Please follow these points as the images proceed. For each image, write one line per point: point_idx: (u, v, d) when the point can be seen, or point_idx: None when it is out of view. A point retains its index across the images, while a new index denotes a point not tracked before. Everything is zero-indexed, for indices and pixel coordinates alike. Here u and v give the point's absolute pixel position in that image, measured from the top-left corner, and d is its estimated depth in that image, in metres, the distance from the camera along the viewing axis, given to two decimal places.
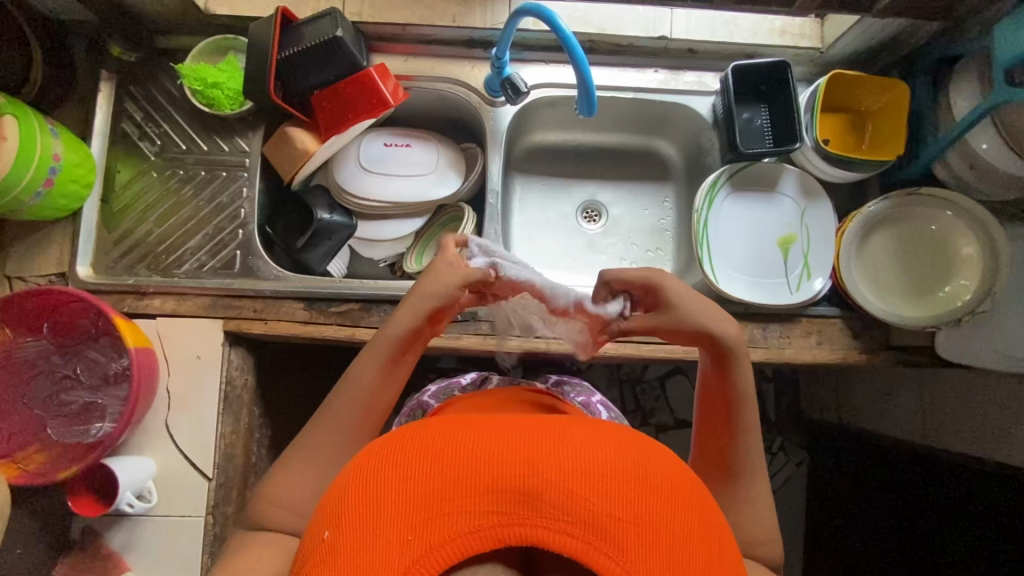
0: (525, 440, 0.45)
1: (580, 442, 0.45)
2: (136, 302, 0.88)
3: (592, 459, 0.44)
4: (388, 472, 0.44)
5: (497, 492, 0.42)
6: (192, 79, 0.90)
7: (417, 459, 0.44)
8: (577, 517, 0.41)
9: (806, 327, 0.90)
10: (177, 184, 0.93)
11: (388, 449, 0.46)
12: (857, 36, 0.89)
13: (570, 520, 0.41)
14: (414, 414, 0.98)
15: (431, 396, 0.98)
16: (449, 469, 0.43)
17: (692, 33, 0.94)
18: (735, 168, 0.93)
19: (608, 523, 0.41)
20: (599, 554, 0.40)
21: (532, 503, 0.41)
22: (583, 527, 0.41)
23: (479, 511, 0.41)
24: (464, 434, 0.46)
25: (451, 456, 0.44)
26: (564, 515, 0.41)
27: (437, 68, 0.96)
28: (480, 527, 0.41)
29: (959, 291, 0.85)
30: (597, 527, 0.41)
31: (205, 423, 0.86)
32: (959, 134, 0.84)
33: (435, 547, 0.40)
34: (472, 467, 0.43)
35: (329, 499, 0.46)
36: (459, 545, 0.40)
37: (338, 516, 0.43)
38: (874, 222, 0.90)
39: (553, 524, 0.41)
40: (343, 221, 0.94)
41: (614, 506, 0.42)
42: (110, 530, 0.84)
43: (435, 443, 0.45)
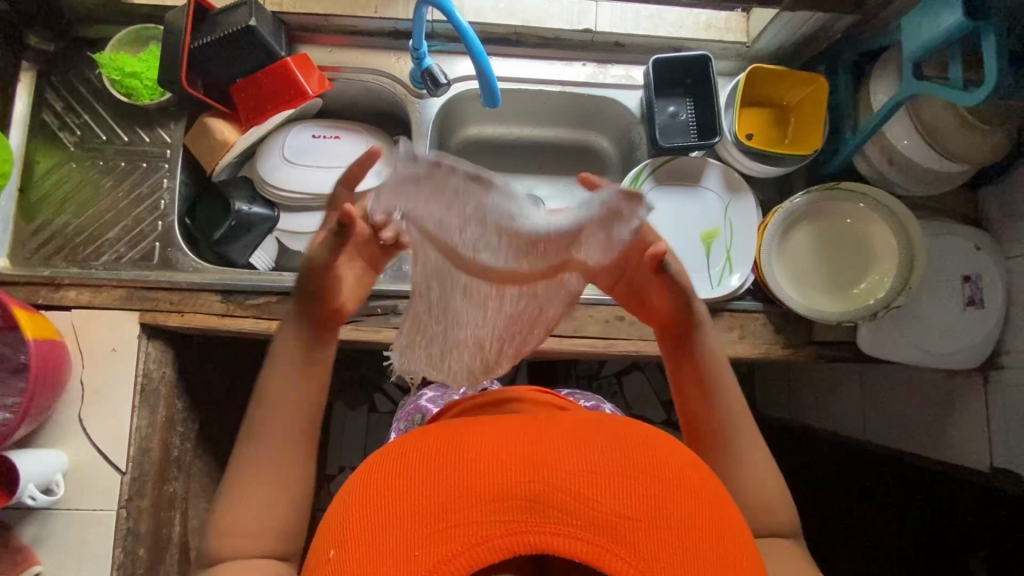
0: (529, 444, 0.43)
1: (584, 444, 0.44)
2: (50, 293, 0.87)
3: (598, 460, 0.43)
4: (388, 488, 0.43)
5: (504, 501, 0.40)
6: (111, 69, 0.89)
7: (417, 472, 0.43)
8: (587, 521, 0.40)
9: (728, 321, 0.90)
10: (98, 175, 0.92)
11: (388, 463, 0.45)
12: (778, 30, 0.89)
13: (580, 524, 0.40)
14: (413, 418, 0.97)
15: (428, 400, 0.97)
16: (452, 479, 0.42)
17: (617, 26, 0.94)
18: (658, 163, 0.93)
19: (618, 524, 0.40)
20: (612, 557, 0.39)
21: (540, 509, 0.40)
22: (594, 530, 0.39)
23: (486, 521, 0.40)
24: (466, 441, 0.44)
25: (453, 466, 0.42)
26: (573, 519, 0.40)
27: (362, 59, 0.95)
28: (488, 538, 0.40)
29: (876, 286, 0.86)
30: (607, 529, 0.39)
31: (119, 415, 0.85)
32: (875, 129, 0.83)
33: (444, 561, 0.39)
34: (473, 477, 0.42)
35: (332, 516, 0.45)
36: (468, 557, 0.39)
37: (343, 533, 0.42)
38: (796, 217, 0.89)
39: (563, 529, 0.40)
40: (263, 213, 0.94)
41: (623, 506, 0.40)
42: (19, 524, 0.82)
43: (436, 454, 0.44)
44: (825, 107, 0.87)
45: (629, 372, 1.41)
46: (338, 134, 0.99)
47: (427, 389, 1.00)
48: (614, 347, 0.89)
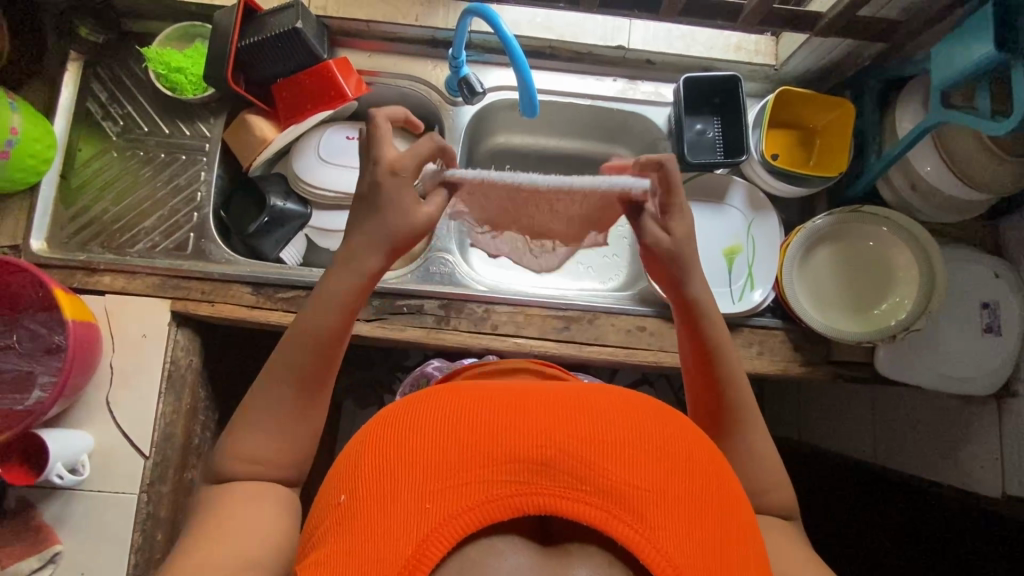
0: (542, 411, 0.44)
1: (596, 415, 0.45)
2: (86, 278, 0.89)
3: (610, 432, 0.44)
4: (402, 440, 0.44)
5: (516, 463, 0.41)
6: (157, 63, 0.91)
7: (430, 427, 0.44)
8: (596, 486, 0.41)
9: (748, 337, 0.91)
10: (137, 165, 0.95)
11: (402, 418, 0.46)
12: (807, 55, 0.91)
13: (589, 489, 0.41)
14: (419, 382, 0.98)
15: (436, 368, 1.00)
16: (466, 439, 0.43)
17: (650, 44, 0.96)
18: (684, 178, 0.95)
19: (627, 491, 0.41)
20: (619, 524, 0.40)
21: (550, 473, 0.41)
22: (602, 496, 0.40)
23: (499, 481, 0.41)
24: (479, 403, 0.45)
25: (468, 426, 0.43)
26: (582, 484, 0.41)
27: (401, 65, 0.98)
28: (498, 497, 0.40)
29: (897, 307, 0.87)
30: (615, 496, 0.40)
31: (147, 400, 0.87)
32: (900, 155, 0.84)
33: (455, 516, 0.39)
34: (487, 439, 0.42)
35: (343, 465, 0.47)
36: (478, 513, 0.40)
37: (356, 479, 0.43)
38: (817, 237, 0.91)
39: (574, 494, 0.41)
40: (297, 210, 0.96)
41: (632, 475, 0.41)
42: (42, 503, 0.84)
43: (449, 412, 0.45)
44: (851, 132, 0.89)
45: (640, 386, 1.40)
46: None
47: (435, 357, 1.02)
48: (634, 356, 0.91)
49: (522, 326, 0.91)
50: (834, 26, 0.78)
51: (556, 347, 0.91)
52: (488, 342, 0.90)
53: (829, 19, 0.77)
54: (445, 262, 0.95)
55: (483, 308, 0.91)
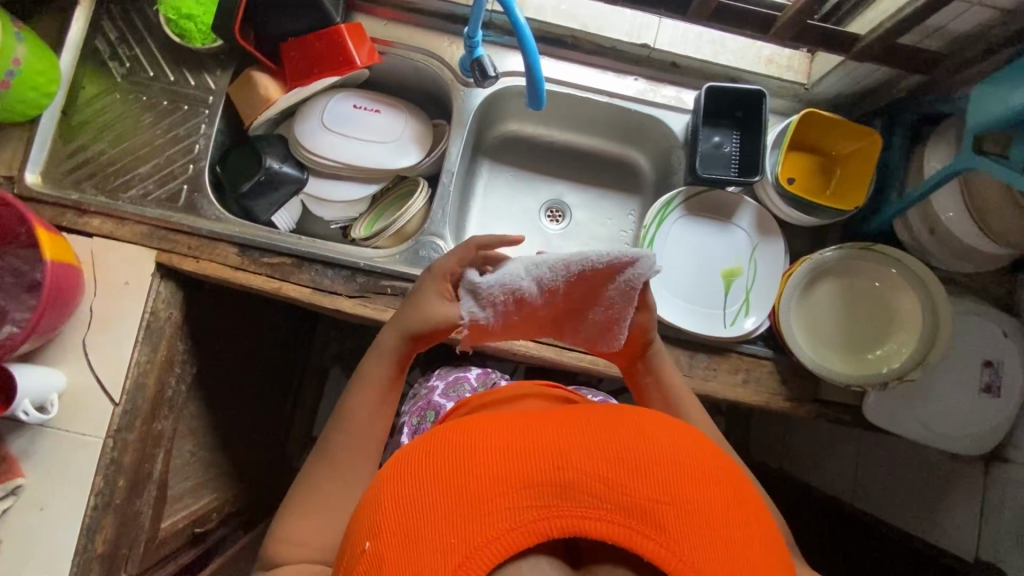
0: (555, 431, 0.43)
1: (607, 432, 0.43)
2: (75, 218, 0.89)
3: (624, 445, 0.42)
4: (420, 478, 0.41)
5: (533, 487, 0.39)
6: (169, 9, 0.90)
7: (445, 458, 0.42)
8: (617, 504, 0.39)
9: (735, 363, 0.89)
10: (139, 110, 0.93)
11: (417, 456, 0.43)
12: (839, 77, 0.86)
13: (611, 508, 0.39)
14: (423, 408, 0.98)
15: (440, 392, 0.99)
16: (481, 465, 0.40)
17: (676, 46, 0.92)
18: (692, 191, 0.91)
19: (650, 508, 0.38)
20: (647, 542, 0.37)
21: (570, 495, 0.39)
22: (625, 513, 0.38)
23: (519, 507, 0.39)
24: (491, 427, 0.43)
25: (482, 452, 0.41)
26: (604, 503, 0.39)
27: (415, 37, 0.94)
28: (521, 523, 0.38)
29: (893, 354, 0.84)
30: (638, 512, 0.38)
31: (123, 347, 0.87)
32: (924, 194, 0.80)
33: (481, 546, 0.37)
34: (502, 462, 0.40)
35: (364, 506, 0.44)
36: (504, 542, 0.38)
37: (378, 522, 0.41)
38: (822, 270, 0.87)
39: (597, 514, 0.39)
40: (293, 174, 0.95)
41: (652, 489, 0.39)
42: (8, 435, 0.84)
43: (462, 441, 0.43)
44: (874, 164, 0.84)
45: (626, 393, 1.39)
46: (380, 108, 0.99)
47: (438, 380, 1.02)
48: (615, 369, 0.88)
49: None
50: (869, 51, 0.73)
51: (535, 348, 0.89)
52: None
53: (865, 43, 0.72)
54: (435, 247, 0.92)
55: None
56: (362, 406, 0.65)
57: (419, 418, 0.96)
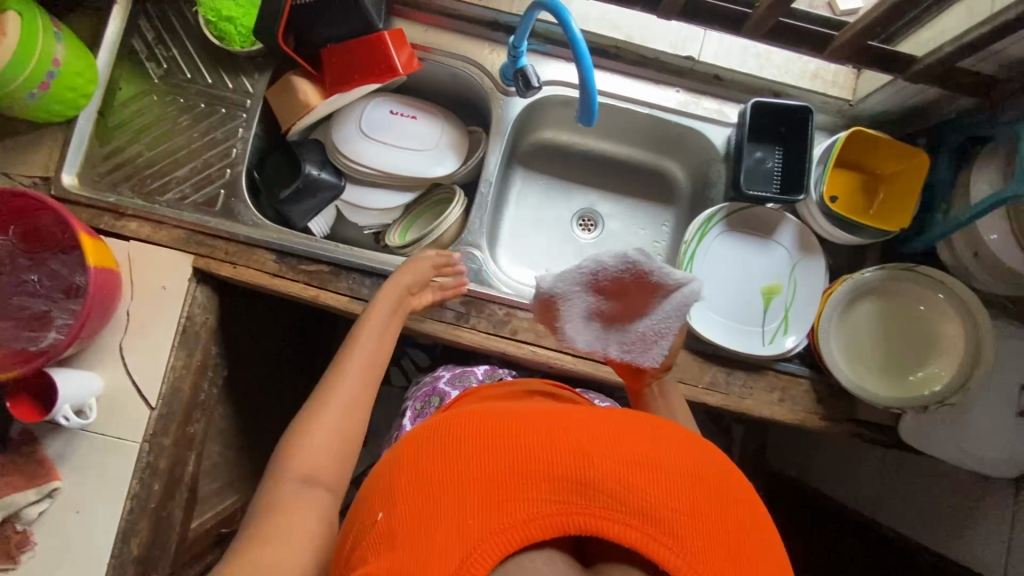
0: (576, 429, 0.43)
1: (630, 437, 0.43)
2: (113, 221, 0.88)
3: (645, 450, 0.42)
4: (438, 458, 0.41)
5: (553, 480, 0.39)
6: (208, 10, 0.88)
7: (466, 441, 0.42)
8: (636, 508, 0.38)
9: (771, 381, 0.89)
10: (176, 112, 0.92)
11: (437, 435, 0.44)
12: (887, 95, 0.86)
13: (631, 512, 0.38)
14: (429, 398, 0.96)
15: (447, 382, 0.97)
16: (503, 452, 0.40)
17: (721, 59, 0.91)
18: (734, 207, 0.90)
19: (667, 515, 0.38)
20: (664, 548, 0.37)
21: (590, 493, 0.39)
22: (643, 518, 0.38)
23: (537, 499, 0.38)
24: (512, 419, 0.44)
25: (504, 440, 0.41)
26: (623, 506, 0.38)
27: (455, 44, 0.93)
28: (538, 515, 0.38)
29: (934, 377, 0.83)
30: (656, 518, 0.38)
31: (160, 352, 0.87)
32: (970, 220, 0.78)
33: (496, 533, 0.37)
34: (524, 452, 0.40)
35: (378, 481, 0.44)
36: (519, 533, 0.37)
37: (392, 495, 0.41)
38: (863, 290, 0.87)
39: (616, 516, 0.38)
40: (331, 180, 0.94)
41: (673, 497, 0.39)
42: (46, 438, 0.84)
43: (484, 428, 0.43)
44: (921, 186, 0.82)
45: None
46: (418, 114, 0.98)
47: (447, 371, 1.01)
48: None
49: (542, 335, 0.89)
50: (927, 74, 0.72)
51: (573, 361, 0.88)
52: (505, 346, 0.88)
53: (923, 66, 0.71)
54: (472, 257, 0.92)
55: (505, 311, 0.89)
56: (366, 354, 0.71)
57: (423, 409, 0.94)
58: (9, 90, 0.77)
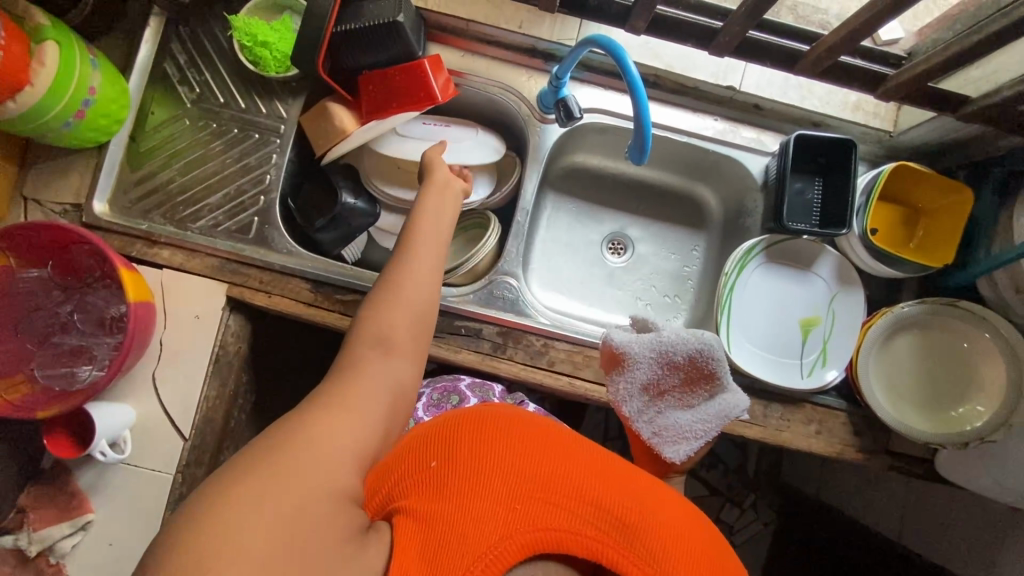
0: (613, 477, 0.56)
1: (652, 502, 0.55)
2: (145, 249, 0.87)
3: (661, 516, 0.54)
4: (504, 450, 0.54)
5: (589, 510, 0.51)
6: (243, 34, 0.86)
7: (528, 452, 0.55)
8: (644, 554, 0.50)
9: (809, 414, 0.88)
10: (208, 137, 0.91)
11: (504, 432, 0.56)
12: (929, 128, 0.86)
13: (633, 548, 0.50)
14: (445, 395, 0.92)
15: (466, 385, 0.93)
16: (556, 475, 0.53)
17: (762, 89, 0.91)
18: (774, 239, 0.90)
19: (657, 559, 0.50)
20: None
21: (615, 529, 0.50)
22: (647, 563, 0.49)
23: (574, 519, 0.50)
24: (566, 452, 0.56)
25: (559, 467, 0.54)
26: (635, 551, 0.50)
27: (493, 70, 0.92)
28: (571, 532, 0.49)
29: (973, 414, 0.83)
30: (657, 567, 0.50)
31: (193, 383, 0.85)
32: (1015, 257, 0.77)
33: (535, 528, 0.49)
34: (572, 483, 0.53)
35: (437, 443, 0.56)
36: (552, 537, 0.49)
37: (456, 457, 0.54)
38: (904, 324, 0.87)
39: (629, 556, 0.49)
40: (366, 208, 0.93)
41: (674, 563, 0.50)
42: (78, 470, 0.83)
43: (543, 448, 0.55)
44: (965, 222, 0.82)
45: None
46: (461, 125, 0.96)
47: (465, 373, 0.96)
48: None
49: (580, 366, 0.88)
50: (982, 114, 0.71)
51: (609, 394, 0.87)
52: (542, 377, 0.87)
53: (976, 106, 0.71)
54: (508, 286, 0.91)
55: (542, 342, 0.88)
56: (423, 251, 0.70)
57: (440, 403, 0.89)
58: (43, 122, 0.76)
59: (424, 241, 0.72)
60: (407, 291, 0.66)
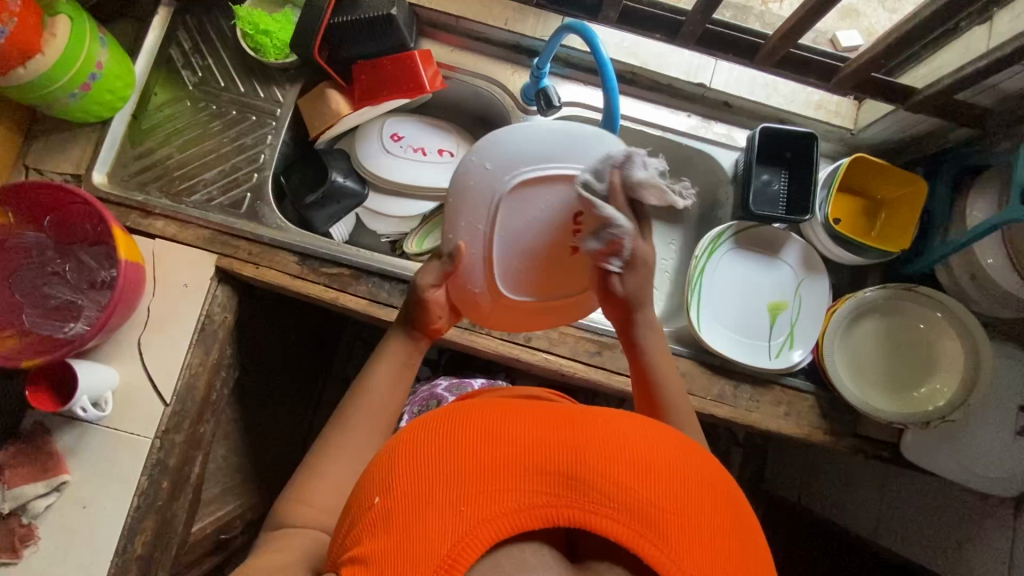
0: (570, 423, 0.44)
1: (624, 436, 0.44)
2: (139, 219, 0.90)
3: (639, 454, 0.42)
4: (433, 442, 0.43)
5: (548, 475, 0.40)
6: (246, 23, 0.92)
7: (460, 434, 0.43)
8: (629, 507, 0.39)
9: (777, 395, 0.90)
10: (207, 118, 0.96)
11: (431, 423, 0.45)
12: (888, 125, 0.91)
13: (617, 508, 0.39)
14: (426, 404, 0.94)
15: (445, 389, 0.96)
16: (500, 442, 0.42)
17: (731, 87, 0.96)
18: (742, 226, 0.94)
19: (652, 512, 0.39)
20: (649, 545, 0.38)
21: (584, 488, 0.40)
22: (635, 518, 0.39)
23: (531, 490, 0.40)
24: (505, 411, 0.45)
25: (502, 436, 0.42)
26: (616, 503, 0.39)
27: (479, 65, 0.99)
28: (533, 504, 0.40)
29: (935, 394, 0.86)
30: (650, 519, 0.39)
31: (177, 348, 0.87)
32: (968, 242, 0.82)
33: (488, 519, 0.39)
34: (523, 450, 0.42)
35: (375, 468, 0.45)
36: (513, 520, 0.39)
37: (389, 478, 0.42)
38: (865, 309, 0.90)
39: (608, 516, 0.39)
40: (355, 188, 0.98)
41: (669, 501, 0.40)
42: (57, 431, 0.84)
43: (478, 421, 0.43)
44: (919, 211, 0.88)
45: None
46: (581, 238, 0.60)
47: (443, 377, 1.00)
48: None
49: (555, 343, 0.91)
50: (930, 102, 0.78)
51: (583, 370, 0.90)
52: (518, 353, 0.90)
53: (922, 96, 0.78)
54: None
55: None
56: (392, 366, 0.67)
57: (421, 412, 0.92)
58: (50, 92, 0.81)
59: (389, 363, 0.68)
60: (372, 400, 0.65)
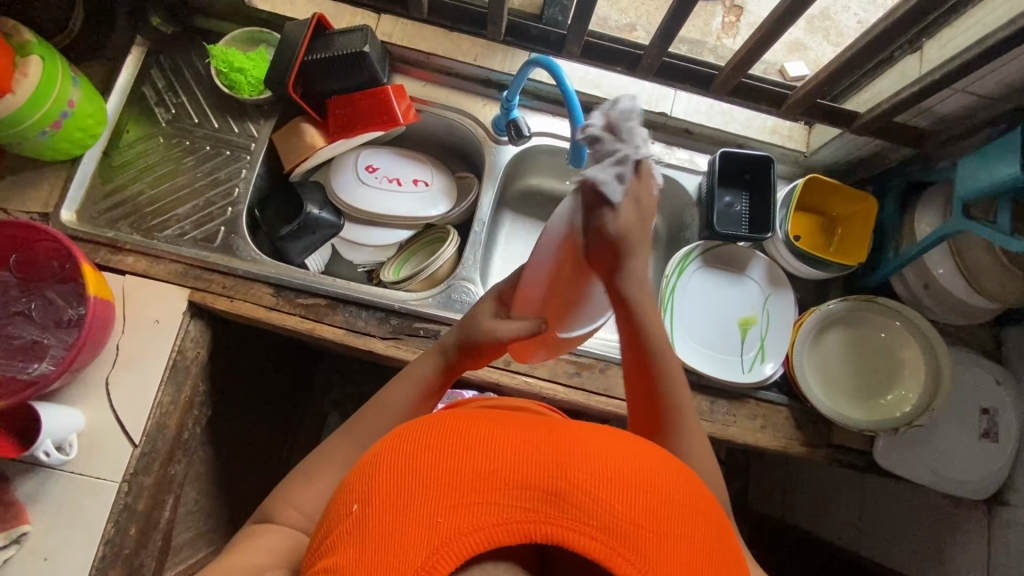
0: (550, 436, 0.43)
1: (604, 451, 0.43)
2: (109, 255, 0.89)
3: (616, 469, 0.41)
4: (413, 454, 0.41)
5: (525, 491, 0.39)
6: (220, 61, 0.94)
7: (442, 445, 0.41)
8: (602, 523, 0.38)
9: (753, 409, 0.92)
10: (181, 153, 0.96)
11: (414, 434, 0.43)
12: (838, 147, 0.97)
13: (596, 525, 0.38)
14: None
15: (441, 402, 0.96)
16: (478, 455, 0.40)
17: (690, 115, 1.02)
18: (709, 245, 0.98)
19: (630, 531, 0.38)
20: (622, 561, 0.37)
21: (561, 503, 0.39)
22: (607, 533, 0.38)
23: (510, 506, 0.39)
24: (487, 423, 0.44)
25: (483, 449, 0.41)
26: (590, 519, 0.38)
27: (451, 98, 1.02)
28: (509, 520, 0.38)
29: (902, 401, 0.89)
30: (623, 535, 0.38)
31: (146, 386, 0.85)
32: (919, 254, 0.87)
33: (464, 532, 0.37)
34: (502, 462, 0.40)
35: (355, 477, 0.43)
36: (486, 536, 0.38)
37: (367, 487, 0.41)
38: (831, 320, 0.94)
39: (582, 531, 0.38)
40: (331, 220, 0.98)
41: (643, 518, 0.39)
42: (17, 480, 0.80)
43: (462, 433, 0.42)
44: (871, 228, 0.93)
45: None
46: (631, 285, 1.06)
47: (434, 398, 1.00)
48: None
49: (534, 366, 0.91)
50: (871, 125, 0.84)
51: (562, 391, 0.91)
52: (497, 377, 0.90)
53: (865, 119, 0.84)
54: (467, 290, 0.96)
55: None
56: (415, 384, 0.66)
57: None
58: (19, 130, 0.80)
59: (406, 380, 0.66)
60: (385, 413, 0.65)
